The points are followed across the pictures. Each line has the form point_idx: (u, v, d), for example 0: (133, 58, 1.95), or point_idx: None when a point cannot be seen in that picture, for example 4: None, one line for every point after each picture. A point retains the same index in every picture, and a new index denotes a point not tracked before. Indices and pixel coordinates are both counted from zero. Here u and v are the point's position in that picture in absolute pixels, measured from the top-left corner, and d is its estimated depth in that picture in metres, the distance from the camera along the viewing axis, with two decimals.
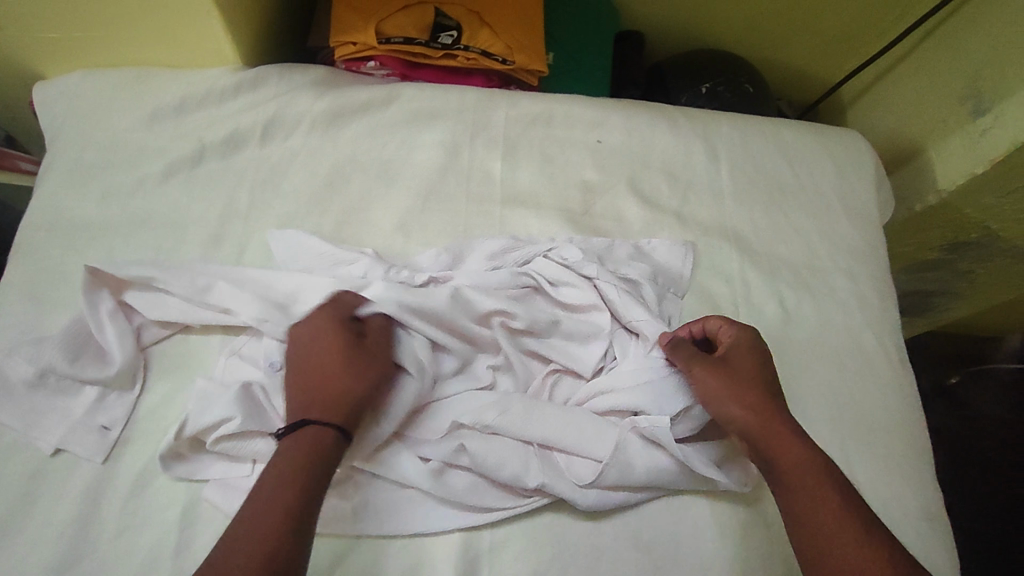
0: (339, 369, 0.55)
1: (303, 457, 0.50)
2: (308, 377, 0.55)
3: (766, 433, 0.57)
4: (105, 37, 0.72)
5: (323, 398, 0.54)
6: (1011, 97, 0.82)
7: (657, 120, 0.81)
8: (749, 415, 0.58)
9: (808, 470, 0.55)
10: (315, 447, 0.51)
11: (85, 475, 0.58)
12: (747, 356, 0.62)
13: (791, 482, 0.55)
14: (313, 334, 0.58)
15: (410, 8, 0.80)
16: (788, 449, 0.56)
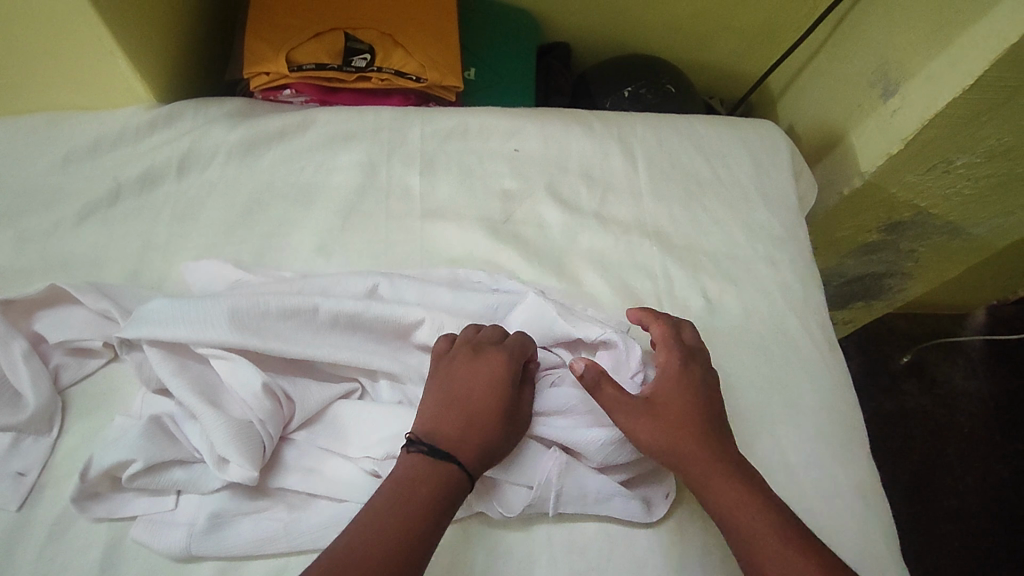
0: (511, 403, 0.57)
1: (442, 481, 0.52)
2: (472, 395, 0.56)
3: (703, 470, 0.56)
4: (14, 85, 0.73)
5: (488, 424, 0.55)
6: (916, 78, 0.86)
7: (572, 125, 0.83)
8: (695, 451, 0.56)
9: (752, 502, 0.54)
10: (454, 477, 0.52)
11: (0, 524, 0.57)
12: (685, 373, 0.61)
13: (737, 515, 0.54)
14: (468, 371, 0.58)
15: (320, 37, 0.83)
16: (728, 483, 0.55)
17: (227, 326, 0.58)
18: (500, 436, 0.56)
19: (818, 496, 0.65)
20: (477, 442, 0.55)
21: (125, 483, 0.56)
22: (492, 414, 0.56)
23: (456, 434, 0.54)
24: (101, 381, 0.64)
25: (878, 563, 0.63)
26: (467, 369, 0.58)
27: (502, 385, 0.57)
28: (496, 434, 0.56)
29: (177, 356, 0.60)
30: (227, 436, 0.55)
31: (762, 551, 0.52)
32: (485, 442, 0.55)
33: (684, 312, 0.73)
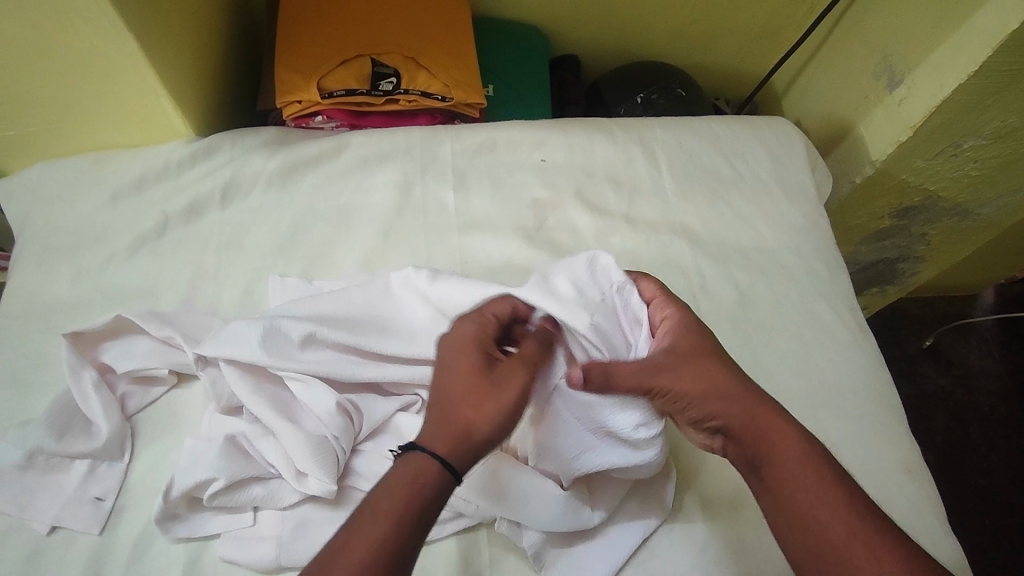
0: (484, 375, 0.52)
1: (421, 476, 0.48)
2: (445, 382, 0.53)
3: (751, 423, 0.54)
4: (60, 127, 0.76)
5: (462, 406, 0.51)
6: (920, 68, 0.89)
7: (595, 133, 0.86)
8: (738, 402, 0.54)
9: (810, 462, 0.51)
10: (436, 469, 0.49)
11: (84, 548, 0.59)
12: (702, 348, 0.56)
13: (789, 474, 0.51)
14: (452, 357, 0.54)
15: (348, 64, 0.86)
16: (781, 440, 0.53)
17: (301, 351, 0.61)
18: (473, 412, 0.51)
19: (864, 474, 0.67)
20: (452, 429, 0.51)
21: (205, 503, 0.58)
22: (467, 391, 0.51)
23: (432, 426, 0.51)
24: (167, 406, 0.67)
25: (927, 534, 0.65)
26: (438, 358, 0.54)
27: (466, 364, 0.52)
28: (472, 410, 0.51)
29: (252, 376, 0.62)
30: (305, 452, 0.57)
31: (812, 510, 0.50)
32: (464, 425, 0.51)
33: (718, 305, 0.76)
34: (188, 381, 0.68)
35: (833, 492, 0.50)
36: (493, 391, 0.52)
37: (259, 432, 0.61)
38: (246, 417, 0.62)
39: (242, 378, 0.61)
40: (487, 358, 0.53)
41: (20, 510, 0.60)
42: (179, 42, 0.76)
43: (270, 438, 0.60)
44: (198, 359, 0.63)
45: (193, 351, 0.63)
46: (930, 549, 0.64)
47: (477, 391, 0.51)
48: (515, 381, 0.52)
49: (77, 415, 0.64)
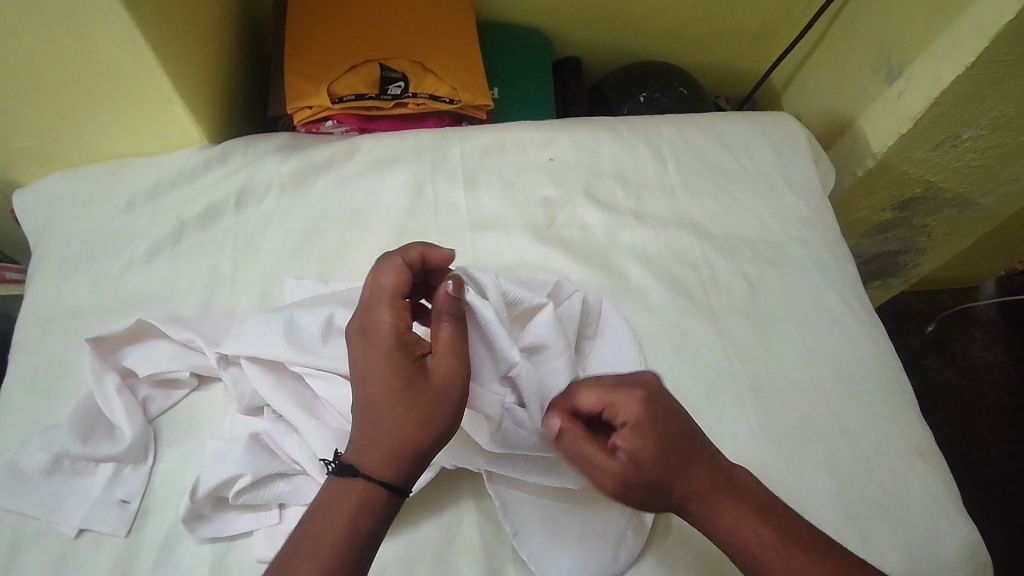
0: (402, 375, 0.49)
1: (356, 500, 0.48)
2: (358, 386, 0.50)
3: (698, 503, 0.53)
4: (76, 138, 0.77)
5: (385, 414, 0.49)
6: (918, 61, 0.91)
7: (601, 131, 0.87)
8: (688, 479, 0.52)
9: (752, 516, 0.52)
10: (369, 492, 0.48)
11: (111, 550, 0.60)
12: (642, 448, 0.52)
13: (736, 546, 0.52)
14: (389, 371, 0.49)
15: (357, 69, 0.88)
16: (718, 516, 0.53)
17: (322, 343, 0.61)
18: (401, 415, 0.49)
19: (877, 459, 0.68)
20: (382, 440, 0.49)
21: (231, 500, 0.59)
22: (381, 392, 0.49)
23: (365, 436, 0.49)
24: (188, 408, 0.67)
25: (943, 516, 0.66)
26: (351, 354, 0.52)
27: (378, 355, 0.50)
28: (397, 412, 0.49)
29: (274, 373, 0.63)
30: (330, 447, 0.58)
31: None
32: (393, 430, 0.49)
33: (728, 297, 0.77)
34: (209, 384, 0.68)
35: (780, 549, 0.51)
36: (415, 391, 0.49)
37: (282, 429, 0.62)
38: (268, 416, 0.63)
39: (265, 375, 0.62)
40: (397, 343, 0.50)
41: (48, 514, 0.61)
42: (193, 53, 0.78)
43: (293, 434, 0.61)
44: (219, 356, 0.64)
45: (216, 351, 0.64)
46: (947, 532, 0.65)
47: (389, 390, 0.49)
48: (440, 368, 0.50)
49: (101, 419, 0.65)
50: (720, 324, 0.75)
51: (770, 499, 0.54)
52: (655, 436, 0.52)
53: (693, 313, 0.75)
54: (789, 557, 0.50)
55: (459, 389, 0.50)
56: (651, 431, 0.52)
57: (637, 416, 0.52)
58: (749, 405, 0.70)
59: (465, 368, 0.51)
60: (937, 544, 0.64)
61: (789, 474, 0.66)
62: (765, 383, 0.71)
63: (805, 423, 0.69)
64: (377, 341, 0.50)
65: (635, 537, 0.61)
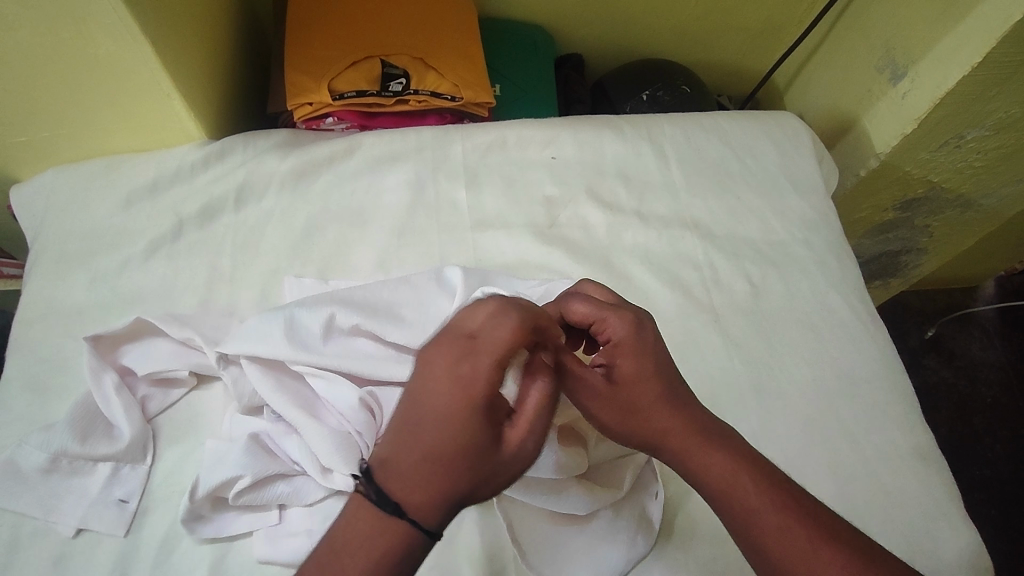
0: (483, 435, 0.43)
1: (391, 548, 0.43)
2: (422, 423, 0.44)
3: (679, 447, 0.51)
4: (73, 133, 0.76)
5: (449, 463, 0.43)
6: (924, 61, 0.90)
7: (604, 129, 0.87)
8: (671, 417, 0.51)
9: (738, 464, 0.50)
10: (408, 539, 0.43)
11: (109, 550, 0.59)
12: (637, 371, 0.52)
13: (729, 498, 0.49)
14: (468, 425, 0.43)
15: (358, 65, 0.87)
16: (705, 463, 0.50)
17: (323, 341, 0.61)
18: (468, 476, 0.43)
19: (878, 462, 0.68)
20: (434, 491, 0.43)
21: (231, 501, 0.58)
22: (450, 443, 0.43)
23: (416, 478, 0.43)
24: (186, 408, 0.67)
25: (944, 519, 0.65)
26: (430, 380, 0.44)
27: (463, 405, 0.43)
28: (456, 472, 0.43)
29: (273, 373, 0.62)
30: (330, 448, 0.57)
31: (757, 534, 0.48)
32: (447, 487, 0.43)
33: (731, 298, 0.77)
34: (208, 383, 0.68)
35: (769, 502, 0.48)
36: (489, 453, 0.44)
37: (281, 429, 0.61)
38: (268, 416, 0.63)
39: (263, 375, 0.61)
40: (486, 395, 0.44)
41: (46, 513, 0.60)
42: (192, 48, 0.77)
43: (293, 435, 0.61)
44: (217, 356, 0.64)
45: (215, 350, 0.63)
46: (947, 534, 0.65)
47: (459, 446, 0.43)
48: (518, 438, 0.45)
49: (99, 418, 0.64)
50: (723, 325, 0.75)
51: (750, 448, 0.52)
52: (639, 354, 0.52)
53: (695, 315, 0.75)
54: (777, 510, 0.48)
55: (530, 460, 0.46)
56: (637, 350, 0.52)
57: (620, 332, 0.53)
58: (751, 407, 0.69)
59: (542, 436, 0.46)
60: (939, 548, 0.64)
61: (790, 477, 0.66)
62: (766, 385, 0.71)
63: (806, 425, 0.69)
64: (469, 388, 0.43)
65: (639, 543, 0.61)
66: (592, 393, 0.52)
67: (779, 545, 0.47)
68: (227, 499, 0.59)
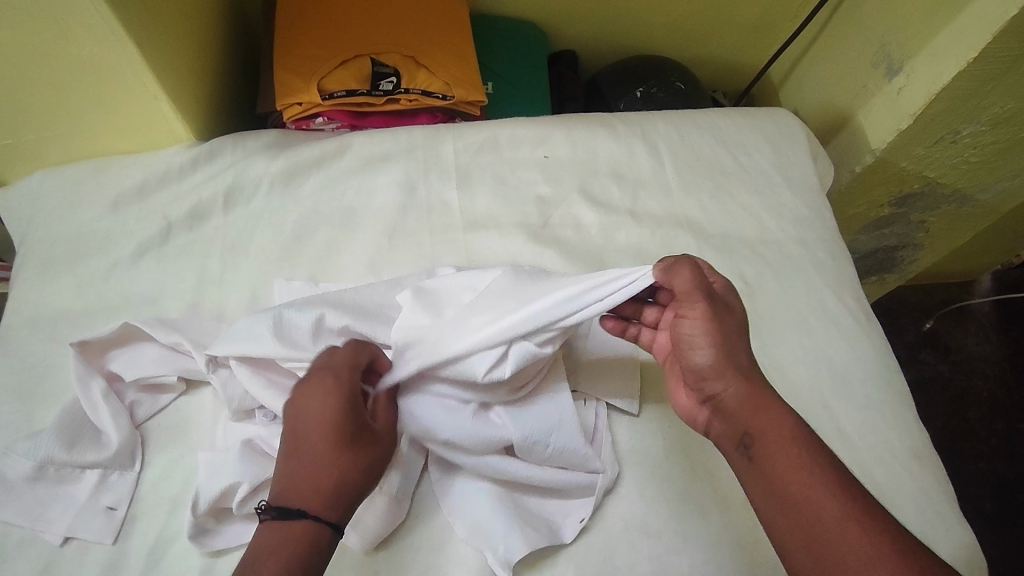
0: (357, 430, 0.53)
1: (301, 540, 0.49)
2: (303, 439, 0.52)
3: (745, 398, 0.53)
4: (59, 136, 0.75)
5: (332, 462, 0.51)
6: (919, 56, 0.89)
7: (597, 128, 0.86)
8: (750, 368, 0.55)
9: (797, 432, 0.51)
10: (312, 531, 0.49)
11: (97, 559, 0.59)
12: (736, 313, 0.58)
13: (780, 456, 0.50)
14: (344, 425, 0.52)
15: (348, 64, 0.86)
16: (768, 420, 0.52)
17: (312, 341, 0.60)
18: (356, 467, 0.52)
19: (873, 462, 0.67)
20: (330, 485, 0.51)
21: (238, 511, 0.58)
22: (324, 444, 0.51)
23: (306, 481, 0.51)
24: (175, 413, 0.66)
25: (940, 520, 0.65)
26: (300, 406, 0.52)
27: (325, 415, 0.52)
28: (337, 463, 0.51)
29: (265, 373, 0.61)
30: None
31: (803, 489, 0.48)
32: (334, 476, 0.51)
33: None
34: (197, 387, 0.67)
35: (823, 470, 0.48)
36: (367, 444, 0.53)
37: (275, 431, 0.61)
38: (261, 419, 0.62)
39: (255, 376, 0.61)
40: (351, 404, 0.53)
41: (32, 522, 0.59)
42: (179, 48, 0.76)
43: None
44: (206, 358, 0.62)
45: (205, 353, 0.62)
46: (943, 535, 0.64)
47: (341, 447, 0.51)
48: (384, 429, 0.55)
49: (86, 425, 0.63)
50: None
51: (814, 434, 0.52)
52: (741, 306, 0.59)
53: None
54: (831, 482, 0.48)
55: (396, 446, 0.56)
56: (737, 301, 0.59)
57: (727, 281, 0.59)
58: None
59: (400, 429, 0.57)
60: (935, 548, 0.63)
61: None
62: None
63: None
64: (333, 396, 0.52)
65: (624, 540, 0.60)
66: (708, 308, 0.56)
67: (827, 509, 0.46)
68: (231, 509, 0.59)
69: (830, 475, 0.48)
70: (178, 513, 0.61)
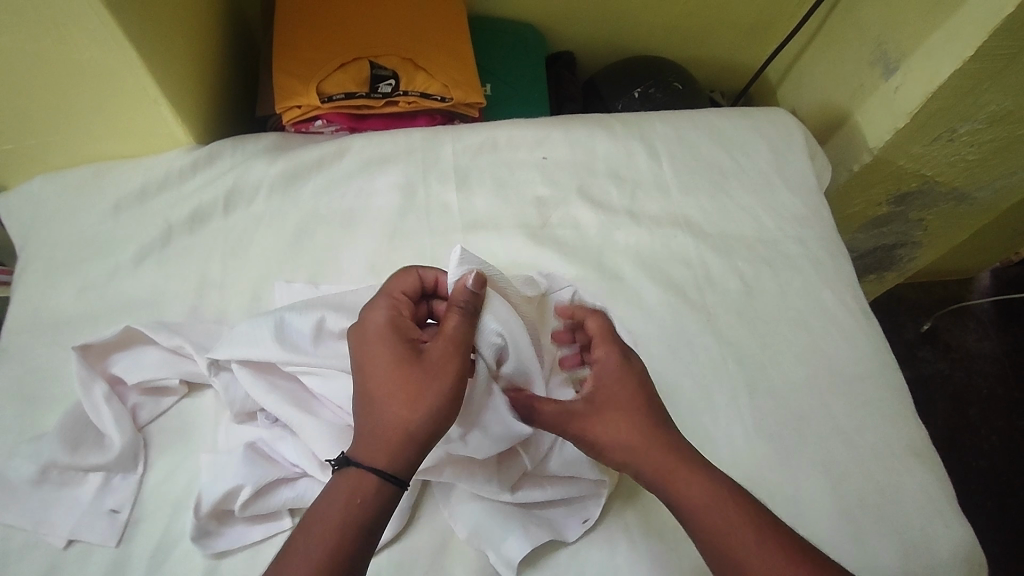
0: (403, 355, 0.52)
1: (358, 485, 0.49)
2: (364, 366, 0.53)
3: (662, 473, 0.53)
4: (59, 141, 0.75)
5: (382, 388, 0.52)
6: (915, 55, 0.90)
7: (595, 129, 0.86)
8: (660, 444, 0.54)
9: (722, 497, 0.52)
10: (363, 475, 0.50)
11: (101, 561, 0.59)
12: (629, 391, 0.57)
13: (708, 524, 0.51)
14: (387, 353, 0.53)
15: (346, 67, 0.86)
16: (688, 491, 0.52)
17: (313, 345, 0.60)
18: (407, 388, 0.51)
19: (872, 460, 0.68)
20: (381, 413, 0.51)
21: (239, 513, 0.58)
22: (381, 367, 0.52)
23: (363, 413, 0.52)
24: (177, 416, 0.66)
25: (939, 517, 0.65)
26: (354, 343, 0.55)
27: (381, 364, 0.52)
28: (392, 407, 0.51)
29: (266, 376, 0.62)
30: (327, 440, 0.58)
31: (736, 559, 0.50)
32: (392, 420, 0.51)
33: (724, 298, 0.76)
34: (199, 391, 0.67)
35: (749, 533, 0.50)
36: (410, 367, 0.52)
37: (276, 433, 0.62)
38: (262, 422, 0.63)
39: (254, 379, 0.61)
40: (399, 334, 0.54)
41: (36, 525, 0.60)
42: (178, 52, 0.76)
43: (289, 438, 0.61)
44: (207, 361, 0.63)
45: (206, 356, 0.63)
46: (942, 532, 0.64)
47: (392, 370, 0.52)
48: (435, 351, 0.52)
49: (89, 428, 0.64)
50: (716, 325, 0.74)
51: (739, 488, 0.53)
52: (628, 377, 0.57)
53: (688, 314, 0.74)
54: (758, 542, 0.50)
55: (462, 370, 0.52)
56: (625, 377, 0.57)
57: (611, 355, 0.58)
58: (744, 406, 0.69)
59: (464, 354, 0.53)
60: (934, 545, 0.64)
61: (783, 475, 0.66)
62: (760, 383, 0.71)
63: (800, 423, 0.69)
64: (378, 329, 0.54)
65: (624, 540, 0.61)
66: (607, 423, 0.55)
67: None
68: (233, 512, 0.59)
69: (755, 535, 0.50)
70: (182, 515, 0.61)
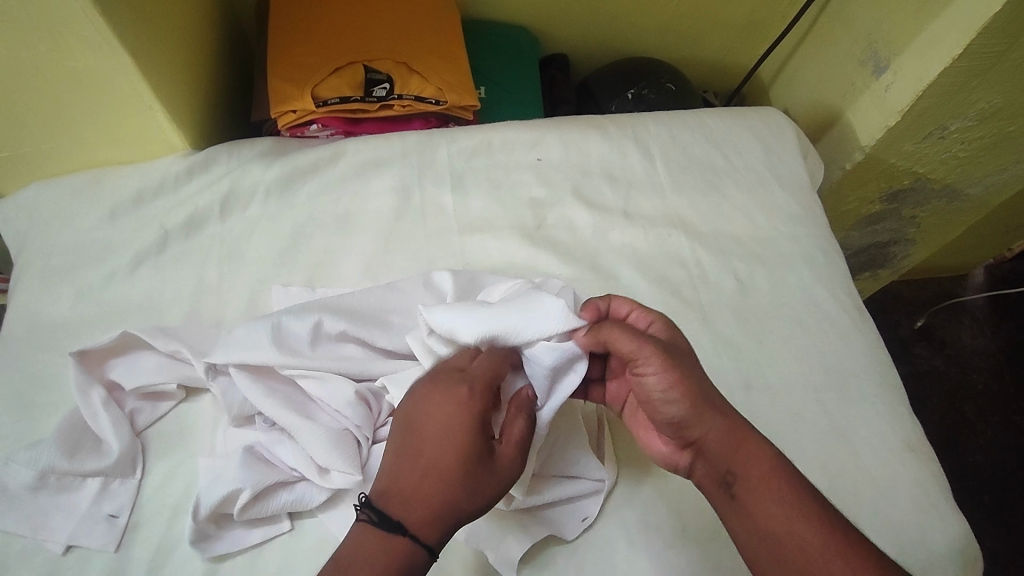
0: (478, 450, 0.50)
1: (394, 552, 0.47)
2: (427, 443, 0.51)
3: (724, 441, 0.53)
4: (55, 148, 0.76)
5: (444, 474, 0.49)
6: (905, 54, 0.91)
7: (589, 130, 0.87)
8: (722, 402, 0.54)
9: (780, 476, 0.51)
10: (406, 547, 0.47)
11: (101, 566, 0.59)
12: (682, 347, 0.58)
13: (767, 496, 0.50)
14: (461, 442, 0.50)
15: (340, 71, 0.87)
16: (750, 463, 0.52)
17: (312, 347, 0.62)
18: (467, 487, 0.49)
19: (867, 455, 0.68)
20: (435, 499, 0.49)
21: (238, 517, 0.58)
22: (448, 452, 0.50)
23: (413, 489, 0.49)
24: (175, 420, 0.66)
25: (935, 510, 0.66)
26: (420, 413, 0.52)
27: (440, 433, 0.51)
28: (452, 496, 0.49)
29: (264, 380, 0.62)
30: (325, 444, 0.58)
31: (790, 533, 0.49)
32: (439, 500, 0.49)
33: (719, 296, 0.77)
34: (197, 395, 0.68)
35: (805, 511, 0.49)
36: (479, 467, 0.50)
37: (275, 437, 0.62)
38: (260, 425, 0.63)
39: (252, 383, 0.61)
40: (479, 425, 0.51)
41: (34, 531, 0.60)
42: (173, 58, 0.77)
43: (287, 442, 0.61)
44: (206, 364, 0.63)
45: (203, 361, 0.63)
46: (937, 526, 0.65)
47: (462, 465, 0.50)
48: (506, 457, 0.51)
49: (87, 433, 0.64)
50: (711, 323, 0.75)
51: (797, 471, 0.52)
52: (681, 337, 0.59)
53: (684, 313, 0.75)
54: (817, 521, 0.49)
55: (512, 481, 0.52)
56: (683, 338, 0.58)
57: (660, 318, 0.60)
58: (740, 403, 0.70)
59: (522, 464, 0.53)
60: (929, 539, 0.64)
61: None
62: (755, 381, 0.71)
63: (796, 420, 0.69)
64: (459, 409, 0.51)
65: (622, 538, 0.61)
66: (663, 356, 0.54)
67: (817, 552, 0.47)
68: (231, 515, 0.59)
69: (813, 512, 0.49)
70: (181, 519, 0.61)
